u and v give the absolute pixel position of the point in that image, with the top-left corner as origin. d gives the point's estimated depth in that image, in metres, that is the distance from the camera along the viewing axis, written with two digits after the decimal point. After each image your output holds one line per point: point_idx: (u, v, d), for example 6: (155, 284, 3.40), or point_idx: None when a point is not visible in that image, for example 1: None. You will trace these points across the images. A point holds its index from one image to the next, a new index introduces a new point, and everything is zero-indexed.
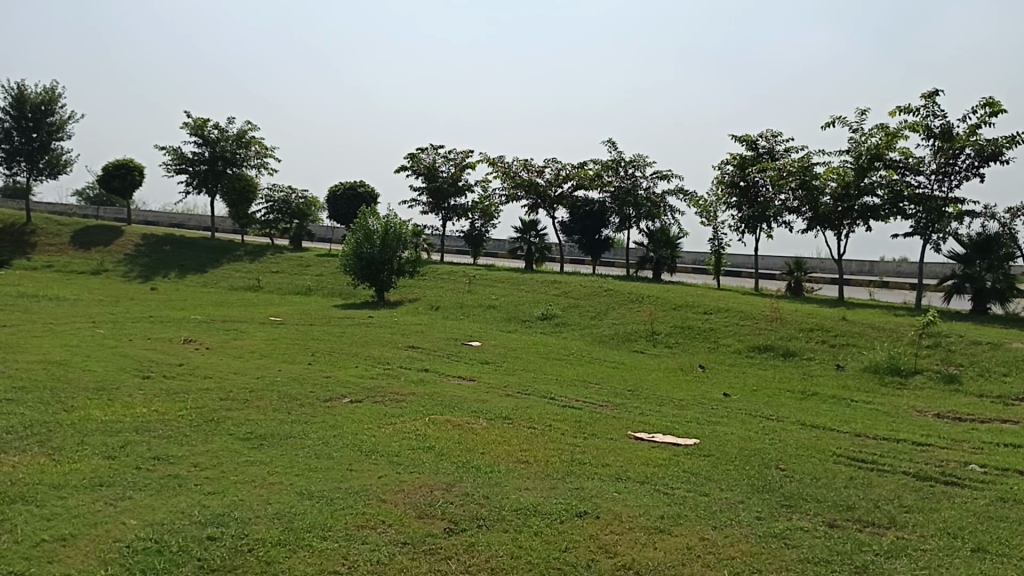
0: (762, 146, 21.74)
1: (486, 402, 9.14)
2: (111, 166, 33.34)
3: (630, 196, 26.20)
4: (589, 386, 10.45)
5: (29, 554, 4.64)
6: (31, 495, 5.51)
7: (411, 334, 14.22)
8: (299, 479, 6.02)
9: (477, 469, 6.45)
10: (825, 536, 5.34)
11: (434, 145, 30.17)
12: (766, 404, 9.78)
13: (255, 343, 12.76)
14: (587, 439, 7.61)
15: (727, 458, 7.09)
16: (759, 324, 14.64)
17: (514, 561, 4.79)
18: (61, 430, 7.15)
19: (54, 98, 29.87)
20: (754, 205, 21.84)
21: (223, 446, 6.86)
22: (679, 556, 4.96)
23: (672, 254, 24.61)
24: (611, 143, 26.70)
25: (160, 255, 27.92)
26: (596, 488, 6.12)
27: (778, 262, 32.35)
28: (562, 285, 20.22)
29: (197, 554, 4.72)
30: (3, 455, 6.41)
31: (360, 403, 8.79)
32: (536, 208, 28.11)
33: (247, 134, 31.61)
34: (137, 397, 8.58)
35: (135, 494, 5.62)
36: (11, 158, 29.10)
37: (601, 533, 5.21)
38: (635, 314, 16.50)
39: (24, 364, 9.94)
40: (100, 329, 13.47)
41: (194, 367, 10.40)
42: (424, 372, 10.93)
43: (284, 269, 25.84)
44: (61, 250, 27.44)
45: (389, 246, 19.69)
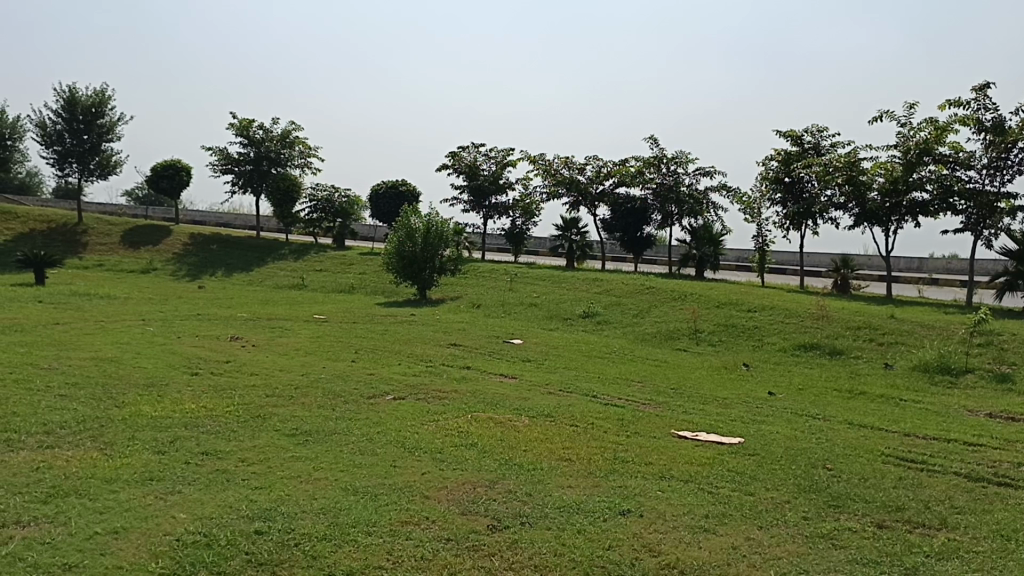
0: (808, 141, 21.42)
1: (527, 400, 9.14)
2: (160, 166, 33.95)
3: (672, 192, 26.02)
4: (632, 384, 10.39)
5: (83, 547, 4.75)
6: (84, 489, 5.64)
7: (454, 332, 14.27)
8: (344, 476, 6.07)
9: (520, 466, 6.46)
10: (874, 537, 5.26)
11: (475, 143, 30.27)
12: (812, 404, 9.64)
13: (300, 341, 12.91)
14: (631, 438, 7.57)
15: (773, 458, 7.00)
16: (805, 322, 14.43)
17: (558, 558, 4.78)
18: (113, 426, 7.29)
19: (104, 100, 30.48)
20: (799, 201, 21.52)
21: (269, 442, 6.95)
22: (725, 556, 4.92)
23: (715, 251, 24.36)
24: (652, 139, 26.48)
25: (207, 254, 28.36)
26: (640, 487, 6.08)
27: (824, 259, 31.92)
28: (604, 283, 20.14)
29: (245, 549, 4.79)
30: (57, 450, 6.56)
31: (403, 401, 8.85)
32: (577, 206, 28.02)
33: (292, 134, 32.01)
34: (186, 393, 8.73)
35: (184, 488, 5.72)
36: (63, 160, 29.80)
37: (644, 532, 5.19)
38: (678, 312, 16.37)
39: (77, 361, 10.16)
40: (149, 327, 13.73)
41: (241, 364, 10.56)
42: (466, 369, 10.96)
43: (328, 268, 26.10)
44: (111, 249, 28.01)
45: (431, 245, 19.77)
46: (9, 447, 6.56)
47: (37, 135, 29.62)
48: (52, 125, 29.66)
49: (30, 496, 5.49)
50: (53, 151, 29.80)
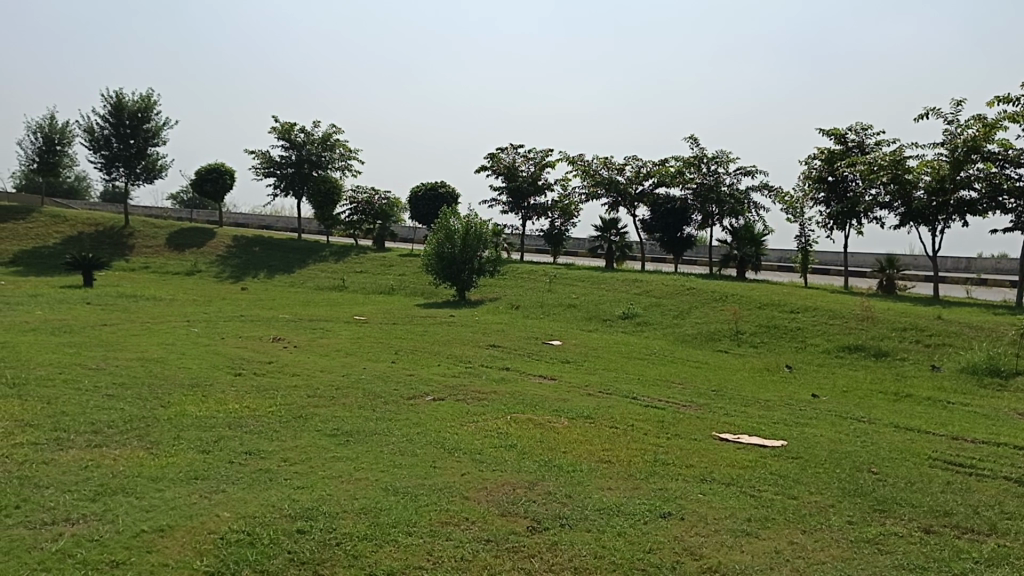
0: (852, 140, 21.12)
1: (567, 401, 9.11)
2: (204, 170, 34.49)
3: (712, 192, 25.81)
4: (673, 386, 10.33)
5: (129, 544, 4.83)
6: (132, 488, 5.74)
7: (492, 333, 14.30)
8: (384, 475, 6.11)
9: (559, 468, 6.44)
10: (921, 542, 5.16)
11: (514, 144, 30.30)
12: (857, 406, 9.50)
13: (341, 342, 13.01)
14: (671, 440, 7.53)
15: (817, 461, 6.91)
16: (849, 324, 14.22)
17: (598, 561, 4.76)
18: (159, 425, 7.44)
19: (150, 105, 31.04)
20: (843, 201, 21.20)
21: (311, 442, 7.02)
22: (768, 560, 4.86)
23: (757, 251, 24.11)
24: (692, 139, 26.27)
25: (250, 256, 28.74)
26: (681, 489, 6.04)
27: (869, 259, 31.46)
28: (644, 284, 20.03)
29: (288, 547, 4.84)
30: (105, 448, 6.69)
31: (442, 401, 8.89)
32: (616, 206, 27.90)
33: (333, 136, 32.34)
34: (230, 393, 8.87)
35: (228, 487, 5.80)
36: (110, 164, 30.41)
37: (685, 535, 5.15)
38: (719, 313, 16.23)
39: (123, 361, 10.36)
40: (193, 328, 13.96)
41: (283, 365, 10.69)
42: (505, 371, 10.98)
43: (368, 269, 26.30)
44: (157, 252, 28.52)
45: (470, 246, 19.81)
46: (59, 445, 6.71)
47: (86, 140, 30.27)
48: (100, 130, 30.29)
49: (79, 494, 5.61)
50: (101, 155, 30.44)
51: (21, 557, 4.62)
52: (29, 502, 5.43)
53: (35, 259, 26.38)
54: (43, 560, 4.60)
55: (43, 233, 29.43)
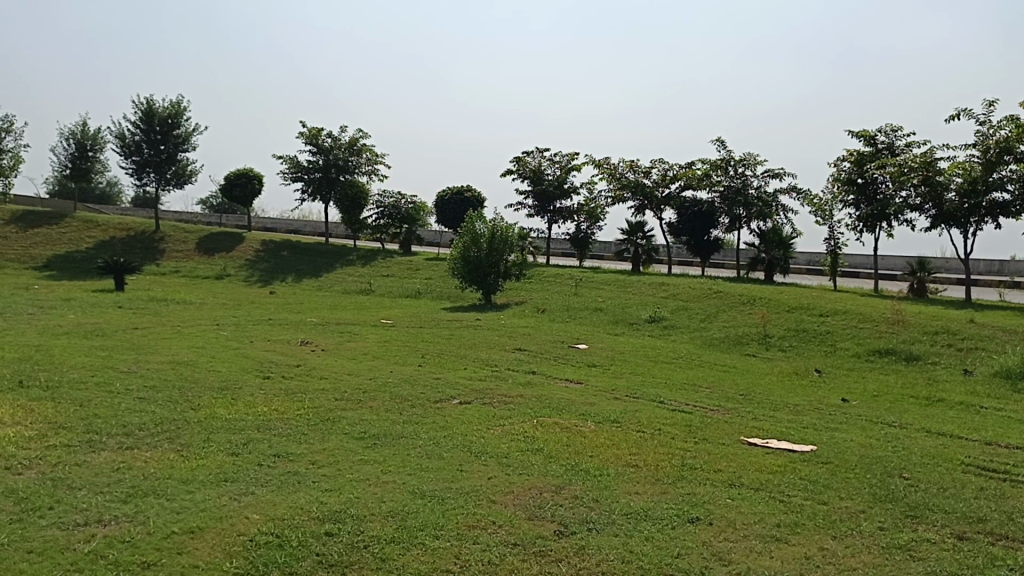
0: (881, 141, 20.89)
1: (593, 405, 9.09)
2: (233, 175, 34.84)
3: (740, 195, 25.61)
4: (700, 390, 10.27)
5: (161, 545, 4.88)
6: (162, 490, 5.80)
7: (518, 337, 14.30)
8: (411, 479, 6.12)
9: (586, 472, 6.43)
10: (955, 549, 5.08)
11: (540, 148, 30.30)
12: (888, 410, 9.40)
13: (368, 345, 13.08)
14: (699, 444, 7.48)
15: (847, 466, 6.84)
16: (879, 327, 14.05)
17: (626, 565, 4.74)
18: (190, 427, 7.52)
19: (180, 111, 31.38)
20: (872, 203, 20.97)
21: (339, 445, 7.06)
22: (798, 566, 4.82)
23: (786, 254, 23.92)
24: (719, 141, 26.10)
25: (278, 260, 28.98)
26: (709, 494, 6.00)
27: (899, 262, 31.12)
28: (671, 287, 19.94)
29: (317, 550, 4.86)
30: (137, 450, 6.78)
31: (469, 405, 8.91)
32: (643, 210, 27.80)
33: (360, 141, 32.53)
34: (259, 396, 8.94)
35: (257, 489, 5.85)
36: (141, 170, 30.82)
37: (714, 541, 5.11)
38: (747, 316, 16.12)
39: (154, 364, 10.49)
40: (223, 332, 14.10)
41: (311, 368, 10.76)
42: (532, 374, 10.99)
43: (395, 273, 26.43)
44: (187, 256, 28.84)
45: (496, 250, 19.82)
46: (92, 447, 6.81)
47: (117, 146, 30.69)
48: (131, 136, 30.71)
49: (111, 495, 5.68)
50: (132, 161, 30.85)
51: (54, 557, 4.69)
52: (62, 503, 5.50)
53: (69, 263, 26.81)
54: (76, 560, 4.66)
55: (76, 237, 29.88)
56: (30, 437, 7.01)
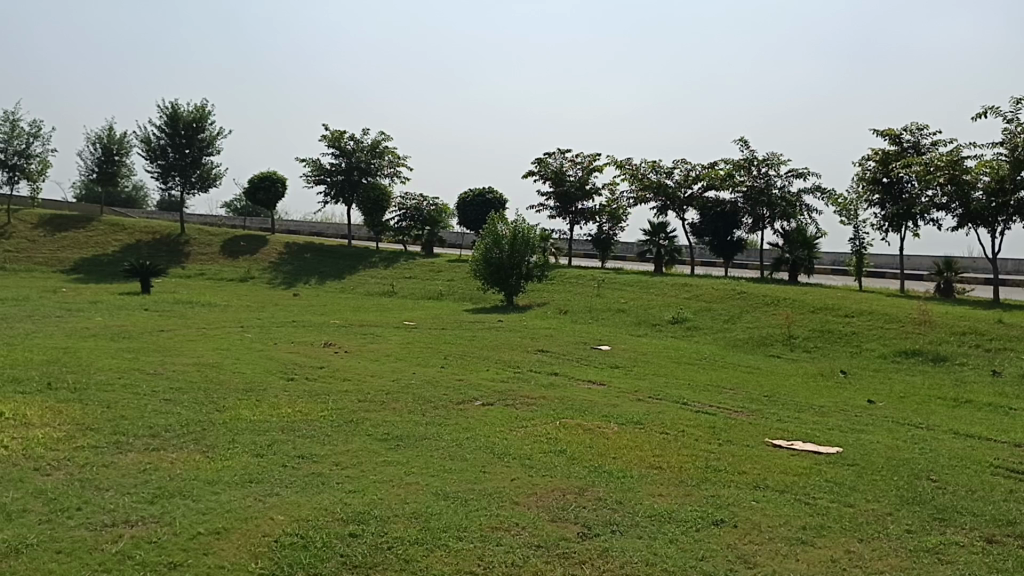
0: (907, 140, 20.70)
1: (617, 407, 9.05)
2: (257, 178, 35.11)
3: (763, 195, 25.45)
4: (724, 392, 10.20)
5: (187, 546, 4.92)
6: (188, 490, 5.85)
7: (541, 338, 14.29)
8: (435, 480, 6.14)
9: (609, 474, 6.41)
10: (984, 552, 5.02)
11: (561, 149, 30.26)
12: (914, 412, 9.29)
13: (391, 347, 13.12)
14: (723, 446, 7.43)
15: (874, 468, 6.77)
16: (905, 328, 13.90)
17: (649, 568, 4.72)
18: (215, 428, 7.57)
19: (205, 115, 31.65)
20: (898, 202, 20.77)
21: (362, 446, 7.08)
22: (824, 569, 4.78)
23: (810, 255, 23.75)
24: (742, 141, 25.93)
25: (302, 263, 29.14)
26: (734, 496, 5.96)
27: (926, 261, 30.81)
28: (694, 288, 19.85)
29: (340, 551, 4.88)
30: (163, 451, 6.84)
31: (491, 406, 8.90)
32: (665, 210, 27.69)
33: (382, 144, 32.66)
34: (283, 397, 8.99)
35: (282, 490, 5.88)
36: (167, 173, 31.14)
37: (739, 543, 5.08)
38: (771, 317, 16.00)
39: (180, 366, 10.58)
40: (247, 334, 14.20)
41: (334, 370, 10.82)
42: (554, 375, 10.98)
43: (417, 275, 26.50)
44: (211, 259, 29.08)
45: (519, 251, 19.82)
46: (119, 449, 6.87)
47: (143, 151, 31.01)
48: (157, 140, 31.02)
49: (137, 496, 5.74)
50: (157, 165, 31.17)
51: (82, 558, 4.73)
52: (90, 504, 5.56)
53: (96, 267, 27.11)
54: (104, 561, 4.70)
55: (103, 241, 30.22)
56: (59, 438, 7.10)
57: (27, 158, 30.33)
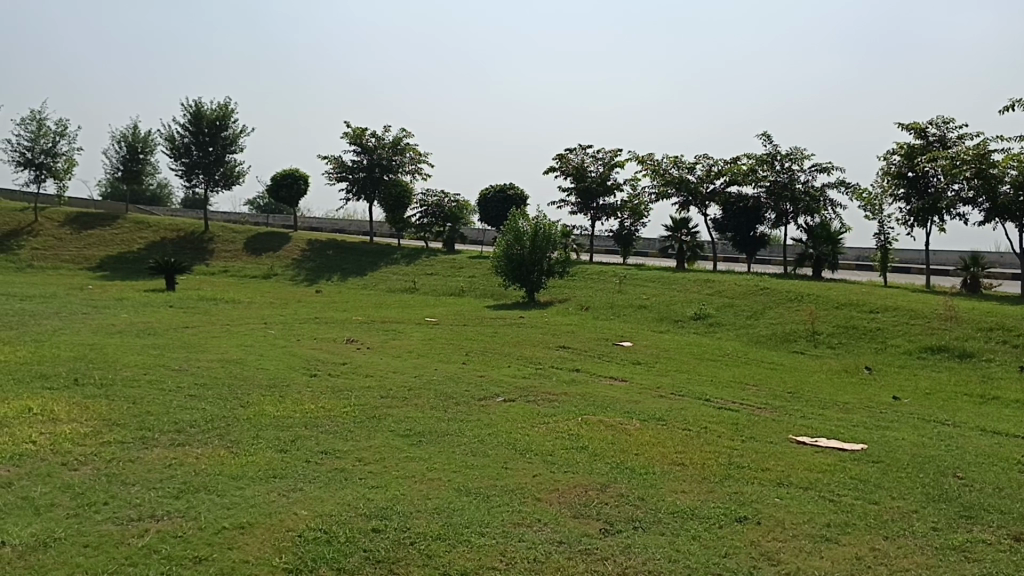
0: (932, 134, 20.47)
1: (638, 403, 9.02)
2: (279, 176, 35.31)
3: (787, 190, 25.25)
4: (747, 388, 10.14)
5: (212, 541, 4.96)
6: (213, 485, 5.90)
7: (562, 335, 14.27)
8: (457, 476, 6.16)
9: (632, 470, 6.40)
10: (1012, 551, 4.96)
11: (583, 145, 30.19)
12: (940, 409, 9.18)
13: (413, 343, 13.16)
14: (746, 443, 7.38)
15: (899, 466, 6.70)
16: (931, 324, 13.76)
17: (672, 565, 4.70)
18: (239, 424, 7.63)
19: (228, 113, 31.85)
20: (923, 197, 20.52)
21: (385, 442, 7.11)
22: (849, 567, 4.74)
23: (834, 250, 23.54)
24: (765, 135, 25.74)
25: (324, 260, 29.27)
26: (757, 493, 5.92)
27: (952, 256, 30.48)
28: (716, 284, 19.74)
29: (364, 546, 4.91)
30: (188, 447, 6.90)
31: (513, 403, 8.91)
32: (687, 206, 27.55)
33: (403, 141, 32.76)
34: (306, 394, 9.04)
35: (305, 486, 5.92)
36: (191, 171, 31.39)
37: (762, 540, 5.06)
38: (794, 313, 15.89)
39: (205, 363, 10.67)
40: (270, 330, 14.29)
41: (356, 366, 10.86)
42: (576, 372, 10.95)
43: (439, 271, 26.56)
44: (235, 257, 29.28)
45: (540, 247, 19.81)
46: (145, 444, 6.94)
47: (167, 149, 31.27)
48: (181, 139, 31.28)
49: (163, 491, 5.79)
50: (181, 163, 31.43)
51: (109, 552, 4.79)
52: (116, 499, 5.62)
53: (121, 264, 27.36)
54: (130, 555, 4.75)
55: (128, 238, 30.50)
56: (86, 434, 7.18)
57: (53, 157, 30.64)
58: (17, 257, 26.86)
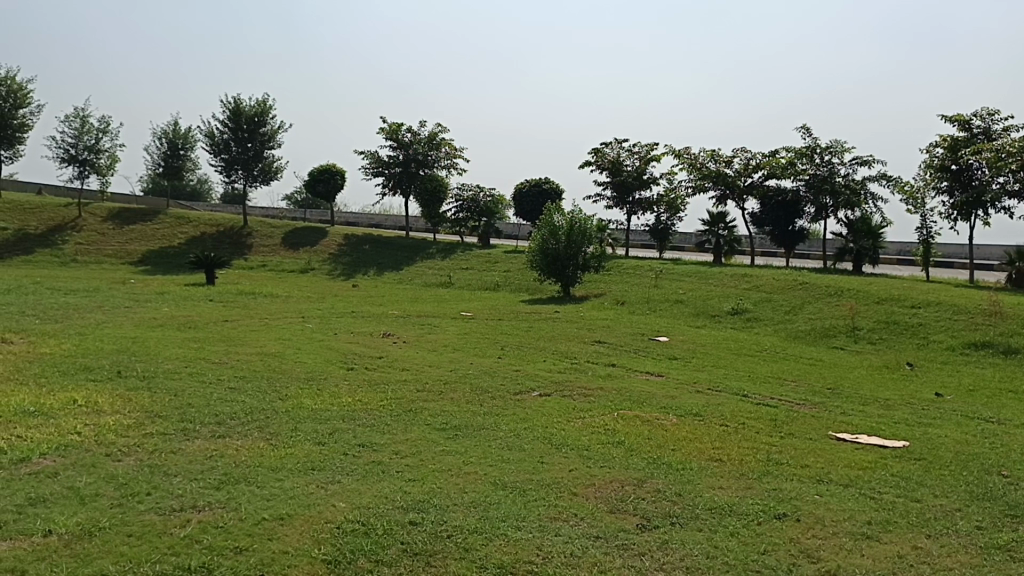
0: (977, 125, 20.07)
1: (676, 398, 8.97)
2: (316, 171, 35.60)
3: (827, 183, 24.91)
4: (786, 383, 10.04)
5: (253, 531, 5.03)
6: (253, 477, 5.99)
7: (598, 329, 14.25)
8: (493, 470, 6.17)
9: (669, 465, 6.37)
10: None
11: (619, 139, 30.02)
12: (985, 406, 9.01)
13: (448, 337, 13.20)
14: (785, 439, 7.32)
15: (942, 463, 6.60)
16: (975, 319, 13.51)
17: (711, 561, 4.66)
18: (278, 417, 7.73)
19: (266, 109, 32.17)
20: (967, 189, 20.13)
21: (421, 436, 7.15)
22: (890, 565, 4.68)
23: (875, 244, 23.18)
24: (805, 128, 25.42)
25: (360, 254, 29.45)
26: (796, 490, 5.87)
27: (997, 251, 29.88)
28: (754, 279, 19.54)
29: (401, 538, 4.94)
30: (229, 439, 6.99)
31: (549, 398, 8.87)
32: (724, 200, 27.31)
33: (439, 135, 32.87)
34: (343, 387, 9.13)
35: (343, 477, 5.98)
36: (230, 167, 31.79)
37: (802, 537, 5.00)
38: (834, 308, 15.67)
39: (244, 355, 10.83)
40: (308, 324, 14.43)
41: (393, 360, 10.94)
42: (612, 367, 10.93)
43: (474, 266, 26.62)
44: (273, 251, 29.59)
45: (575, 241, 19.76)
46: (187, 436, 7.05)
47: (207, 145, 31.69)
48: (220, 135, 31.66)
49: (205, 482, 5.88)
50: (221, 159, 31.83)
51: (153, 541, 4.87)
52: (159, 489, 5.72)
53: (163, 259, 27.80)
54: (173, 544, 4.83)
55: (169, 233, 30.97)
56: (129, 425, 7.32)
57: (96, 154, 31.16)
58: (63, 252, 27.39)
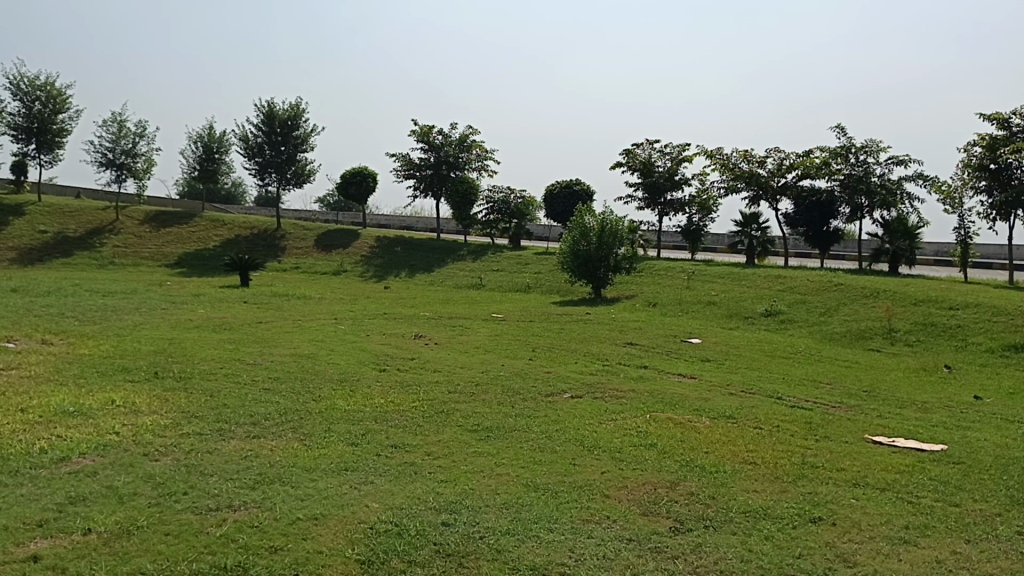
0: (1016, 124, 19.70)
1: (708, 400, 8.92)
2: (349, 174, 35.86)
3: (862, 183, 24.60)
4: (820, 386, 9.95)
5: (287, 531, 5.08)
6: (287, 477, 6.04)
7: (630, 331, 14.21)
8: (525, 471, 6.18)
9: (702, 468, 6.32)
10: None
11: (650, 140, 29.88)
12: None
13: (480, 339, 13.24)
14: (820, 442, 7.24)
15: (981, 467, 6.49)
16: (1015, 321, 13.27)
17: (745, 564, 4.63)
18: (311, 417, 7.81)
19: (299, 112, 32.47)
20: (1007, 189, 19.79)
21: (453, 437, 7.18)
22: (928, 569, 4.62)
23: (911, 245, 22.88)
24: (840, 128, 25.12)
25: (392, 256, 29.61)
26: (832, 493, 5.81)
27: None
28: (788, 280, 19.35)
29: (433, 539, 4.96)
30: (263, 439, 7.07)
31: (581, 399, 8.89)
32: (757, 200, 27.08)
33: (469, 137, 32.99)
34: (375, 388, 9.18)
35: (376, 478, 6.02)
36: (263, 170, 32.11)
37: (838, 541, 4.95)
38: (870, 309, 15.48)
39: (279, 356, 10.95)
40: (341, 326, 14.51)
41: (425, 361, 10.99)
42: (643, 369, 10.89)
43: (505, 268, 26.65)
44: (306, 253, 29.85)
45: (606, 243, 19.71)
46: (222, 436, 7.14)
47: (241, 148, 32.06)
48: (254, 138, 32.01)
49: (239, 482, 5.94)
50: (255, 162, 32.18)
51: (189, 540, 4.94)
52: (195, 488, 5.80)
53: (198, 261, 28.16)
54: (210, 543, 4.90)
55: (204, 236, 31.38)
56: (166, 425, 7.42)
57: (133, 157, 31.64)
58: (101, 254, 27.88)
